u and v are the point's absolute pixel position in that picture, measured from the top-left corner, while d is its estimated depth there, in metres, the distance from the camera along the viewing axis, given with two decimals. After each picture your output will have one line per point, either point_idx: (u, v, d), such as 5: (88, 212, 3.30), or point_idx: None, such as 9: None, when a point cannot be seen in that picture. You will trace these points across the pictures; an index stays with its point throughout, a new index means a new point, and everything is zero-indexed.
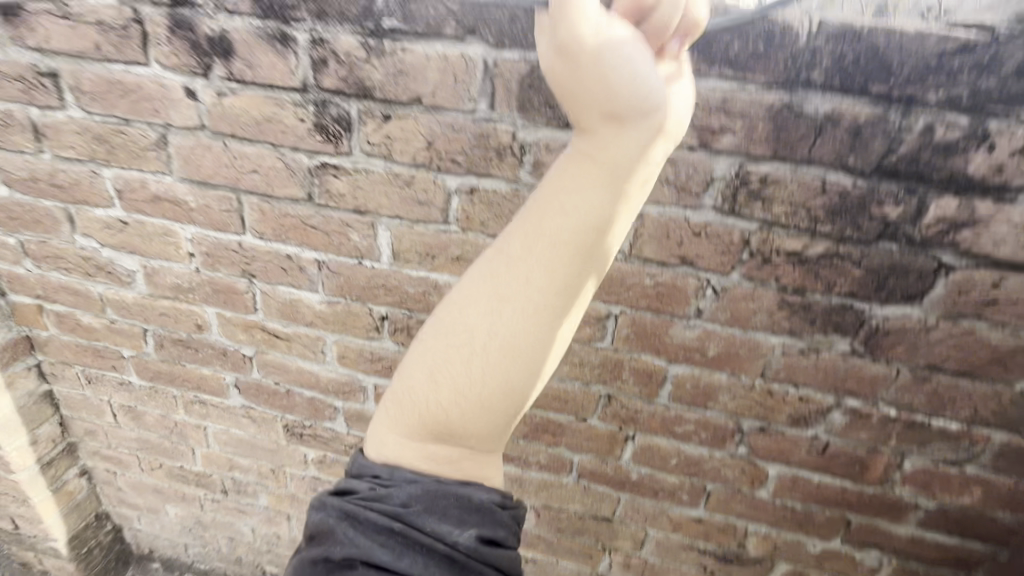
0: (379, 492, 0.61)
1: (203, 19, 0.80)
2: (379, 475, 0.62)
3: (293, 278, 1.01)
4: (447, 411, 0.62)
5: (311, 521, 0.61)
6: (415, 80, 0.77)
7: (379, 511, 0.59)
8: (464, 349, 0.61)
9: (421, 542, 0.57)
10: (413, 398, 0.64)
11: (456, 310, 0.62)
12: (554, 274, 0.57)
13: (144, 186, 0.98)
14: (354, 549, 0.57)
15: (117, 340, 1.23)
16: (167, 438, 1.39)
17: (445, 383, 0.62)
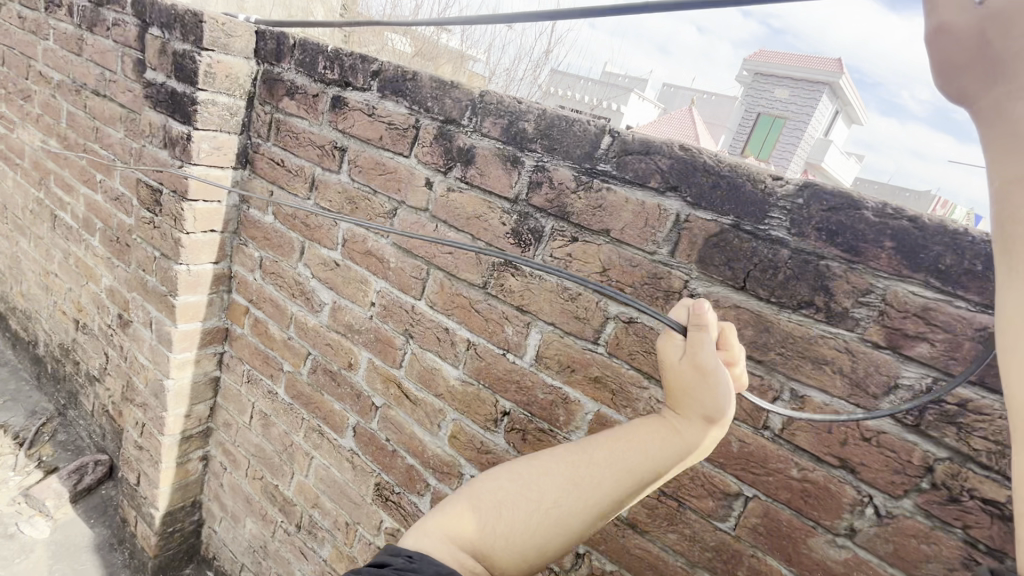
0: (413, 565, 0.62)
1: (461, 136, 1.03)
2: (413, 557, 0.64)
3: (442, 349, 1.12)
4: (500, 539, 0.66)
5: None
6: (609, 216, 0.88)
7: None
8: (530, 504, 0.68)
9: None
10: (469, 519, 0.68)
11: (531, 473, 0.70)
12: (614, 498, 0.66)
13: (364, 241, 1.21)
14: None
15: (286, 354, 1.44)
16: (279, 455, 1.52)
17: (502, 521, 0.67)
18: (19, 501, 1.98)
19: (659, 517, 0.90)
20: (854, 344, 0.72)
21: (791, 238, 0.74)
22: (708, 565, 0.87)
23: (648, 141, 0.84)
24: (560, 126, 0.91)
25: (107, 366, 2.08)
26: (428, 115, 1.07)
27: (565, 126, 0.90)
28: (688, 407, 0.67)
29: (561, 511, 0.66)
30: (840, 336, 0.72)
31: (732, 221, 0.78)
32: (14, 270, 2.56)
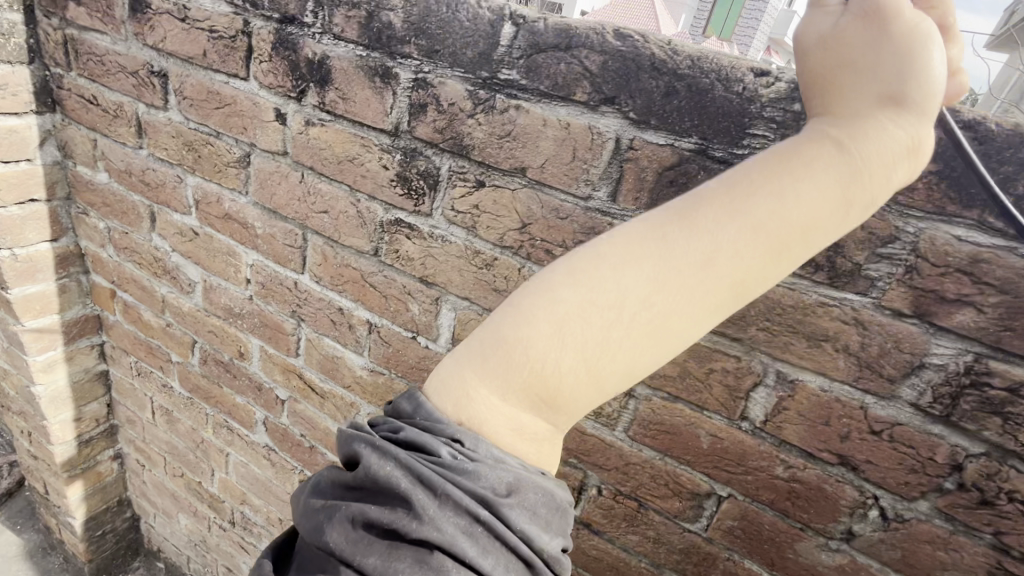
0: (463, 463, 0.43)
1: (308, 41, 0.70)
2: (460, 440, 0.44)
3: (340, 333, 0.88)
4: (555, 382, 0.43)
5: (365, 466, 0.45)
6: (523, 148, 0.61)
7: (462, 489, 0.42)
8: (592, 328, 0.42)
9: (500, 547, 0.41)
10: (495, 364, 0.45)
11: (596, 278, 0.42)
12: (736, 268, 0.40)
13: (219, 202, 0.91)
14: (428, 532, 0.40)
15: (169, 343, 1.18)
16: (193, 451, 1.32)
17: (551, 353, 0.43)
18: None
19: (617, 518, 0.74)
20: (867, 313, 0.51)
21: None
22: (677, 567, 0.72)
23: (567, 27, 0.55)
24: (438, 13, 0.60)
25: None
26: (258, 13, 0.73)
27: (445, 13, 0.60)
28: (862, 94, 0.39)
29: (638, 305, 0.41)
30: (847, 303, 0.51)
31: (695, 145, 0.52)
32: None
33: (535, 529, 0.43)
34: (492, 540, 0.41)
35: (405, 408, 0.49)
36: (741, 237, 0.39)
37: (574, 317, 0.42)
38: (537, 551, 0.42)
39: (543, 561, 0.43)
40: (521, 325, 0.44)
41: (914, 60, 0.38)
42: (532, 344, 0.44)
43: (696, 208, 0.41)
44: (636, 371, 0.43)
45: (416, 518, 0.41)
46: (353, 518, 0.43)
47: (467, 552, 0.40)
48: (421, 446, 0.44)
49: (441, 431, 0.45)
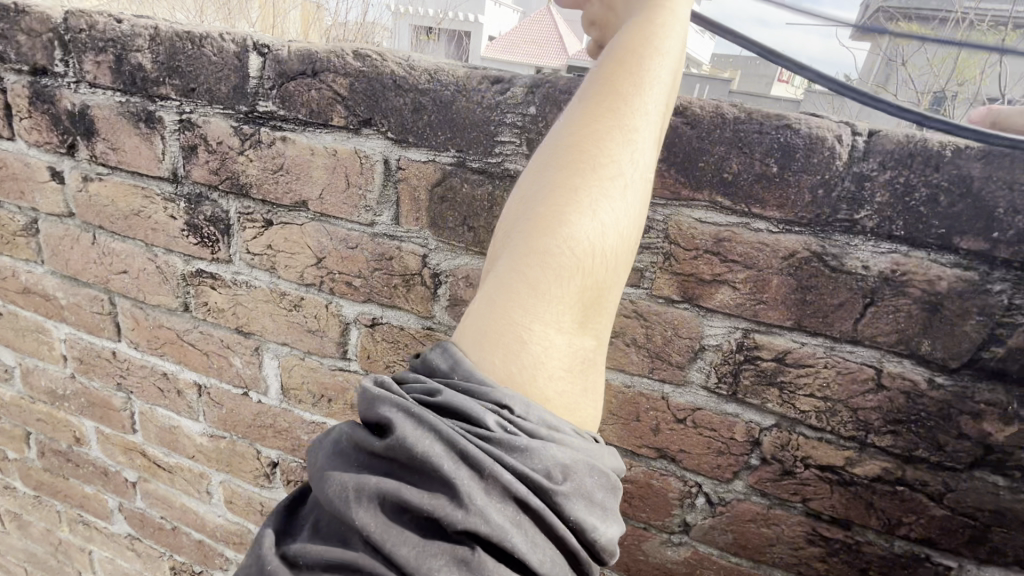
0: (517, 440, 0.32)
1: (65, 92, 0.65)
2: (509, 405, 0.34)
3: (171, 401, 0.80)
4: (597, 272, 0.37)
5: (395, 434, 0.33)
6: (298, 180, 0.58)
7: (513, 471, 0.31)
8: (613, 201, 0.38)
9: (548, 540, 0.32)
10: (518, 304, 0.36)
11: (590, 166, 0.38)
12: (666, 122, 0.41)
13: (15, 275, 0.82)
14: (472, 524, 0.30)
15: (0, 438, 1.04)
16: (53, 556, 1.17)
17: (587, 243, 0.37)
18: None
19: None
20: (644, 304, 0.51)
21: None
22: None
23: (310, 53, 0.53)
24: (186, 50, 0.57)
25: None
26: (7, 67, 0.67)
27: (192, 50, 0.57)
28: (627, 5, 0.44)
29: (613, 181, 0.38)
30: (624, 297, 0.51)
31: (454, 158, 0.52)
32: None
33: (596, 522, 0.33)
34: (543, 533, 0.32)
35: (439, 364, 0.37)
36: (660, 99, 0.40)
37: (585, 204, 0.37)
38: (596, 548, 0.33)
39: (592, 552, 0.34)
40: (547, 246, 0.37)
41: None
42: (560, 262, 0.37)
43: (642, 70, 0.40)
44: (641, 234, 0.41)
45: (458, 505, 0.31)
46: (372, 499, 0.32)
47: (516, 551, 0.30)
48: (464, 414, 0.33)
49: (485, 394, 0.34)
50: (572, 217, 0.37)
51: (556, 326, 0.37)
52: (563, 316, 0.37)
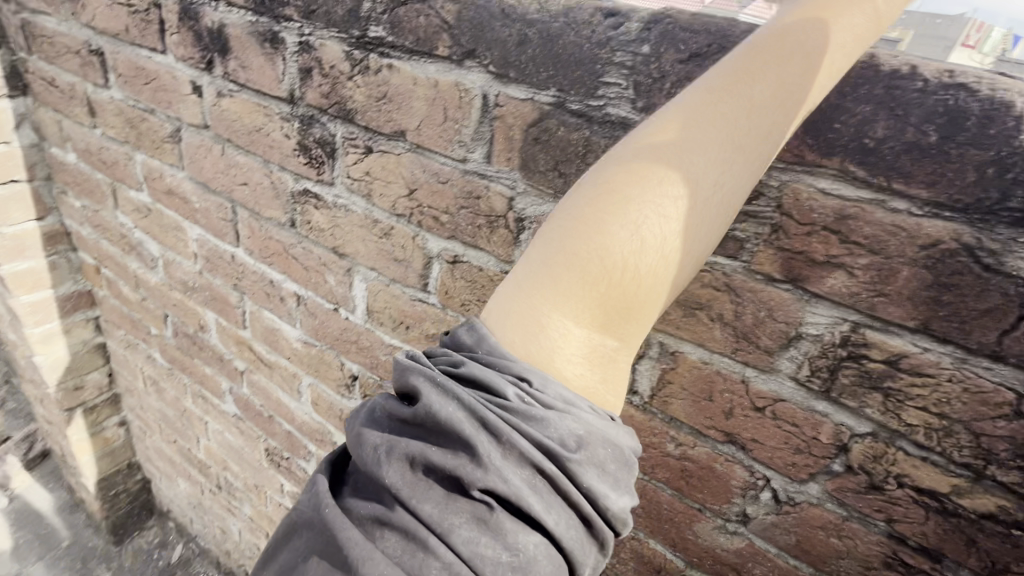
0: (534, 410, 0.33)
1: (208, 11, 0.70)
2: (528, 378, 0.35)
3: (274, 306, 0.89)
4: (634, 282, 0.36)
5: (422, 401, 0.35)
6: (399, 110, 0.58)
7: (529, 438, 0.33)
8: (689, 207, 0.36)
9: (567, 503, 0.33)
10: (550, 295, 0.37)
11: (645, 175, 0.36)
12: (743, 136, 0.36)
13: (162, 177, 0.93)
14: (492, 480, 0.32)
15: (146, 316, 1.24)
16: (180, 419, 1.39)
17: (639, 244, 0.36)
18: None
19: None
20: (739, 278, 0.46)
21: (639, 118, 0.46)
22: None
23: None
24: None
25: None
26: None
27: None
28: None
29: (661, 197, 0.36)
30: (719, 267, 0.47)
31: (553, 98, 0.49)
32: None
33: (608, 491, 0.34)
34: (560, 499, 0.33)
35: (464, 340, 0.39)
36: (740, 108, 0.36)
37: (654, 205, 0.36)
38: (611, 517, 0.34)
39: (608, 521, 0.34)
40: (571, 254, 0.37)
41: None
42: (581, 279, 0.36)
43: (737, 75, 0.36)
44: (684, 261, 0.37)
45: (477, 466, 0.32)
46: (401, 459, 0.34)
47: (534, 514, 0.32)
48: (486, 384, 0.35)
49: (508, 367, 0.36)
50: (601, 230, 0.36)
51: (586, 320, 0.37)
52: (596, 312, 0.37)
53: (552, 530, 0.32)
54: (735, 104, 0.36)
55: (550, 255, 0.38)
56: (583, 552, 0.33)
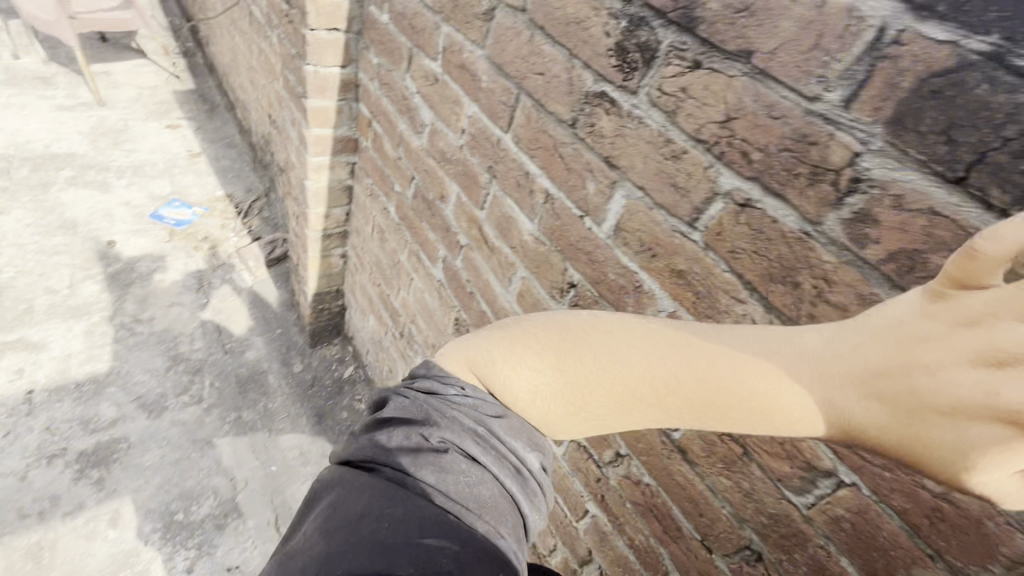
0: (466, 400, 0.58)
1: None
2: (464, 387, 0.59)
3: (520, 197, 0.95)
4: (530, 397, 0.55)
5: (398, 405, 0.60)
6: (757, 27, 0.54)
7: (466, 418, 0.58)
8: (625, 391, 0.49)
9: (497, 455, 0.57)
10: (534, 369, 0.54)
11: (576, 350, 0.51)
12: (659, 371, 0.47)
13: (460, 52, 1.01)
14: (445, 434, 0.56)
15: (396, 174, 1.42)
16: (391, 269, 1.62)
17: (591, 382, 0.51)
18: (236, 256, 2.54)
19: (713, 455, 0.72)
20: None
21: None
22: (759, 529, 0.68)
23: None
24: None
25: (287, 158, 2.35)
26: None
27: None
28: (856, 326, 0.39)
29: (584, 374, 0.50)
30: None
31: (989, 46, 0.41)
32: (234, 64, 2.96)
33: (523, 445, 0.58)
34: (489, 451, 0.57)
35: (424, 374, 0.63)
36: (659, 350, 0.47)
37: (611, 371, 0.49)
38: (524, 461, 0.58)
39: (525, 467, 0.58)
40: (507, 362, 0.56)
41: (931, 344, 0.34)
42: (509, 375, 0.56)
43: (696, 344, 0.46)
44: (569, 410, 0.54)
45: (433, 428, 0.57)
46: (385, 435, 0.58)
47: (473, 454, 0.56)
48: (438, 391, 0.60)
49: (452, 382, 0.60)
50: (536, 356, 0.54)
51: (542, 401, 0.55)
52: (551, 400, 0.54)
53: (486, 464, 0.56)
54: (688, 369, 0.45)
55: (543, 336, 0.54)
56: (507, 480, 0.57)
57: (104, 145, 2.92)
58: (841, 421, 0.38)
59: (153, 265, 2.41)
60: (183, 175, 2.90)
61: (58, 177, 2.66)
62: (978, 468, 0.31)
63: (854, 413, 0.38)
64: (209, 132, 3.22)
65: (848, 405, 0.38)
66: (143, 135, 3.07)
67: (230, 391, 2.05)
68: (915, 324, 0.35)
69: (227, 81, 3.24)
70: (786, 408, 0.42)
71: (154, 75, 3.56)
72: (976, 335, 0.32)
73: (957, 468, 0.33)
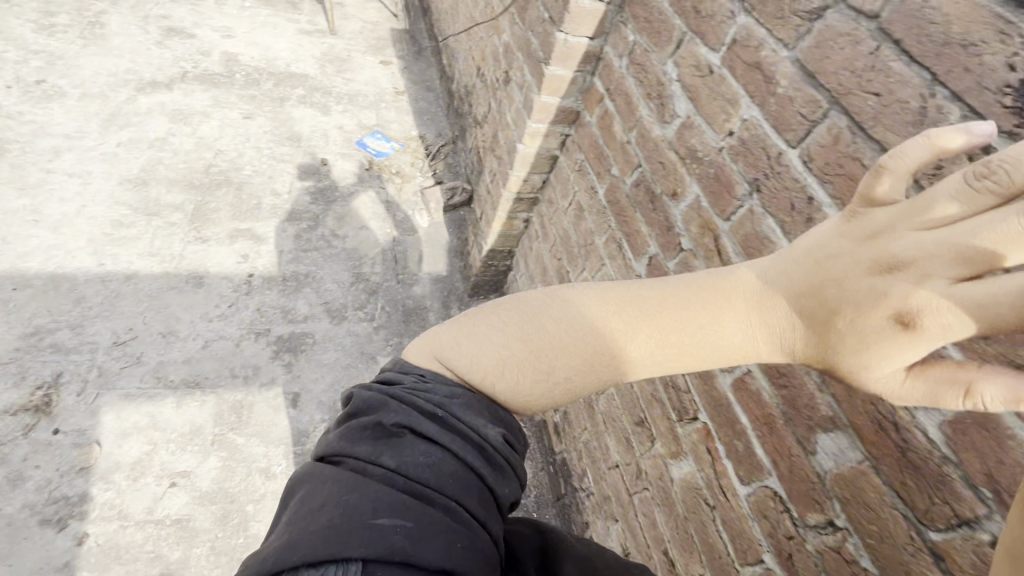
0: (424, 385, 0.70)
1: None
2: (424, 375, 0.71)
3: (789, 221, 0.87)
4: (504, 367, 0.71)
5: (360, 397, 0.70)
6: None
7: (424, 401, 0.68)
8: (624, 322, 0.69)
9: (457, 429, 0.66)
10: (512, 337, 0.72)
11: (549, 321, 0.71)
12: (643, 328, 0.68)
13: (756, 49, 0.93)
14: (401, 418, 0.65)
15: (618, 157, 1.38)
16: (578, 248, 1.61)
17: (566, 332, 0.71)
18: (418, 196, 2.74)
19: None
20: None
21: None
22: None
23: None
24: None
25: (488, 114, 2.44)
26: None
27: None
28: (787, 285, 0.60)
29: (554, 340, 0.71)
30: None
31: None
32: (453, 12, 3.09)
33: (480, 421, 0.68)
34: (444, 429, 0.66)
35: (383, 374, 0.74)
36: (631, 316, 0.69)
37: (587, 317, 0.70)
38: (482, 433, 0.67)
39: (486, 441, 0.67)
40: (483, 344, 0.72)
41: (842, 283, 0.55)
42: (483, 354, 0.72)
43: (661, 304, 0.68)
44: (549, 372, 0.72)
45: (392, 412, 0.66)
46: (349, 430, 0.65)
47: (428, 435, 0.64)
48: (398, 380, 0.71)
49: (413, 372, 0.72)
50: (499, 337, 0.72)
51: (520, 370, 0.71)
52: (522, 367, 0.71)
53: (443, 442, 0.64)
54: (655, 316, 0.68)
55: (507, 319, 0.73)
56: (465, 455, 0.64)
57: (330, 71, 3.25)
58: (787, 349, 0.60)
59: (352, 188, 2.67)
60: (387, 110, 3.15)
61: (293, 94, 3.03)
62: (871, 365, 0.52)
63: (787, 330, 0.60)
64: (413, 74, 3.43)
65: (784, 322, 0.60)
66: (360, 67, 3.36)
67: (396, 318, 2.25)
68: (828, 245, 0.57)
69: (441, 26, 3.40)
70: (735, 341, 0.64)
71: (376, 11, 3.84)
72: (872, 246, 0.53)
73: (860, 368, 0.53)
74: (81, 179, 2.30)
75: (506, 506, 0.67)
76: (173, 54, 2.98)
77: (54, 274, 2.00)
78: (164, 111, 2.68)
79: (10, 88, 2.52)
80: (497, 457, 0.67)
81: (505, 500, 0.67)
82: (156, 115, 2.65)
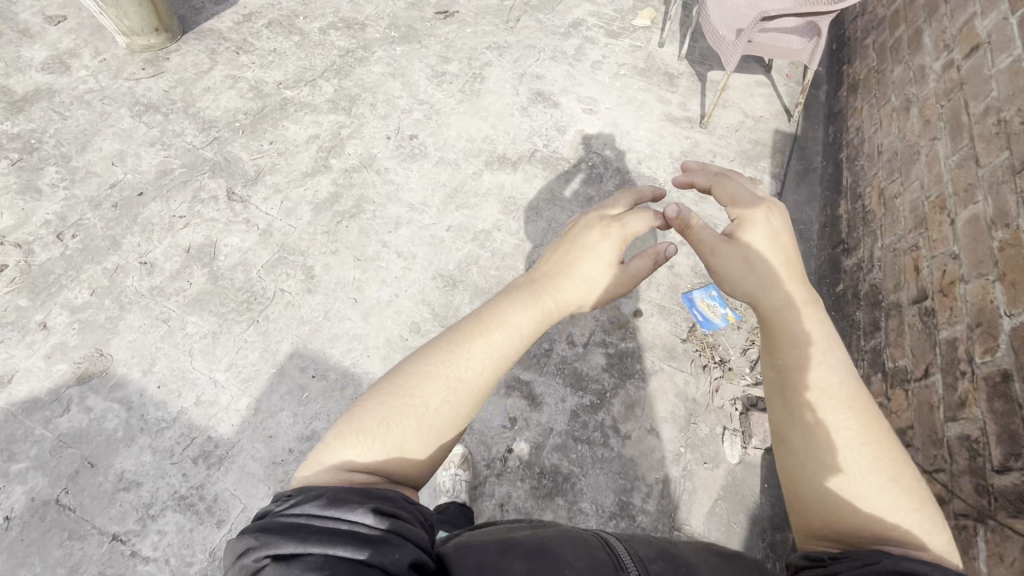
0: (296, 504, 0.72)
1: None
2: (291, 492, 0.75)
3: None
4: (425, 405, 0.96)
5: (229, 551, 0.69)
6: None
7: (293, 511, 0.71)
8: (535, 295, 1.16)
9: (336, 522, 0.70)
10: (382, 408, 0.91)
11: (470, 342, 1.04)
12: (569, 302, 1.19)
13: None
14: (272, 544, 0.66)
15: None
16: None
17: (434, 384, 0.96)
18: (738, 409, 2.03)
19: None
20: None
21: None
22: None
23: None
24: None
25: (916, 387, 1.55)
26: None
27: None
28: (590, 267, 1.23)
29: (475, 338, 1.05)
30: None
31: None
32: (895, 162, 2.14)
33: (351, 510, 0.71)
34: (321, 526, 0.69)
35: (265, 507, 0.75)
36: (526, 291, 1.17)
37: (489, 305, 1.13)
38: (362, 512, 0.71)
39: (363, 512, 0.71)
40: (377, 412, 0.91)
41: (605, 264, 1.26)
42: (388, 422, 0.91)
43: (545, 292, 1.17)
44: (482, 378, 1.02)
45: (256, 540, 0.67)
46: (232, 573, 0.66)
47: (298, 546, 0.66)
48: (266, 510, 0.74)
49: (284, 494, 0.75)
50: (413, 384, 0.96)
51: (397, 423, 0.92)
52: (422, 409, 0.96)
53: (315, 547, 0.66)
54: (543, 289, 1.18)
55: (398, 380, 0.96)
56: (343, 544, 0.66)
57: None
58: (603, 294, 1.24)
59: (658, 363, 2.11)
60: None
61: None
62: (628, 287, 1.28)
63: (601, 287, 1.24)
64: (786, 207, 2.61)
65: (604, 283, 1.24)
66: None
67: None
68: (596, 252, 1.24)
69: (857, 162, 2.46)
70: (590, 297, 1.23)
71: (764, 102, 3.06)
72: (621, 244, 1.25)
73: (615, 289, 1.26)
74: (406, 262, 2.26)
75: (404, 572, 0.66)
76: (531, 126, 2.79)
77: (347, 370, 1.98)
78: (500, 196, 2.51)
79: (389, 140, 2.65)
80: (383, 535, 0.69)
81: (398, 567, 0.66)
82: (492, 200, 2.49)
